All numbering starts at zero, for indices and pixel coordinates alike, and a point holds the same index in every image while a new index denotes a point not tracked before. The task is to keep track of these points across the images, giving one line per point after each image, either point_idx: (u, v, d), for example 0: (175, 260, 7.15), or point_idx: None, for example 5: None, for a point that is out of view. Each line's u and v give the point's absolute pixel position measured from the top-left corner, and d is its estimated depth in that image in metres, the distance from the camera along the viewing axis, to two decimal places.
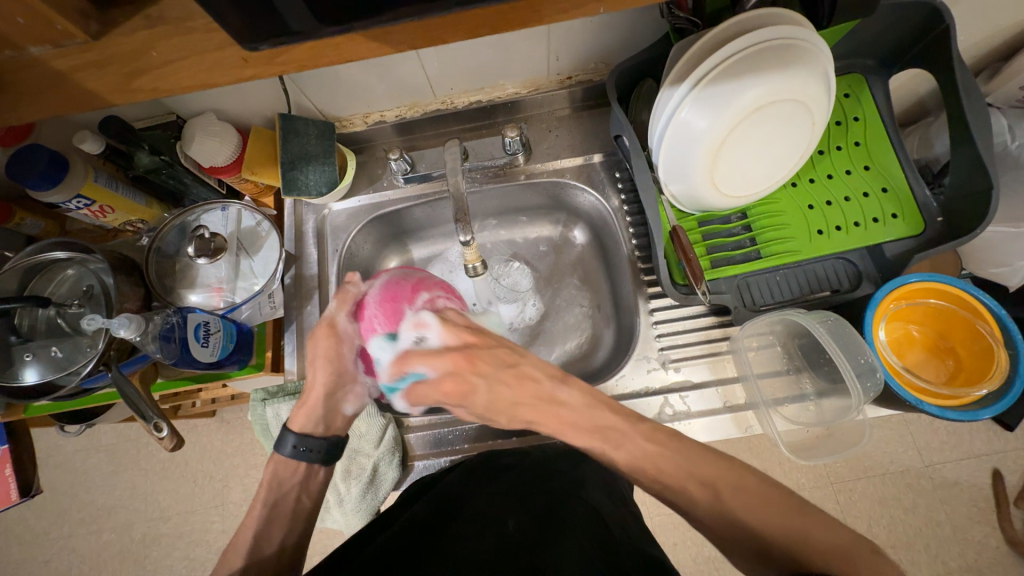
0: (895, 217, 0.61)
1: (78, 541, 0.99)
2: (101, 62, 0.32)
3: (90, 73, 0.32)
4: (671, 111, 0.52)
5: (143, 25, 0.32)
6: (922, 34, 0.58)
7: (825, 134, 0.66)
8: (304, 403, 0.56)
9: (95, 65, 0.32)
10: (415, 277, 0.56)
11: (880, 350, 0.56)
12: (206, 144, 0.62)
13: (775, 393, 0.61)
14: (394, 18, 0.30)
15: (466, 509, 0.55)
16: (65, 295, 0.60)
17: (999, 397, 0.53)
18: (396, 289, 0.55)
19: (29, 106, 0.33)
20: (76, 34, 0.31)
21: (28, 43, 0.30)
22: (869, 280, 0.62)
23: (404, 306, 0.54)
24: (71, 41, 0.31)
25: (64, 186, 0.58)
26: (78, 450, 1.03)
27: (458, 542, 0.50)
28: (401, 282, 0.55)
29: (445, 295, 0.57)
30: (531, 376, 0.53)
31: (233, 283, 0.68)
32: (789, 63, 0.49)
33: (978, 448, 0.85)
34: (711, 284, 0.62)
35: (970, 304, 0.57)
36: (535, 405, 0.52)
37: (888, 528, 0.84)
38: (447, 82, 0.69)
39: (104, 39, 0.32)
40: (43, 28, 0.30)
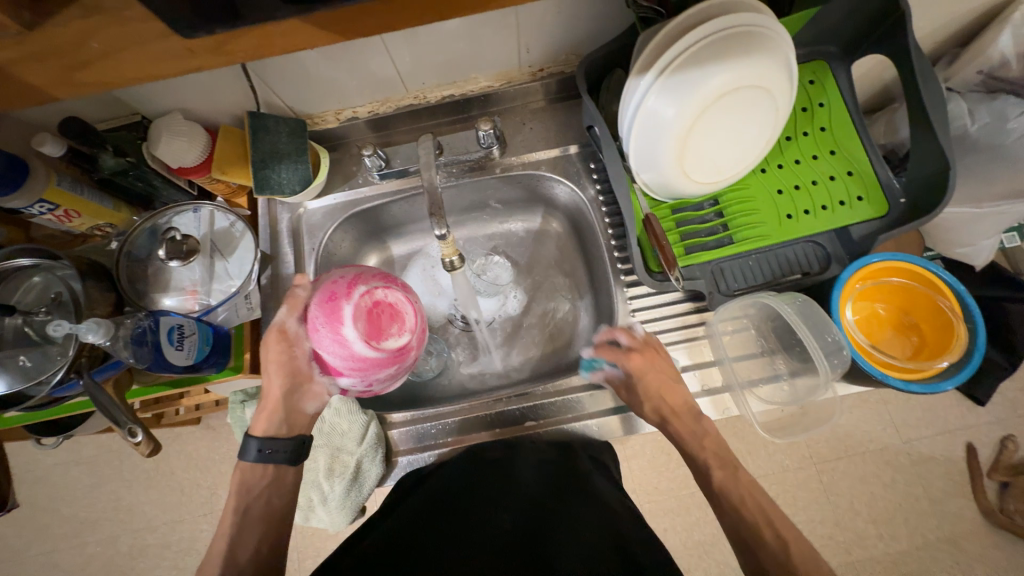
0: (860, 199, 0.63)
1: (61, 556, 0.97)
2: (40, 54, 0.31)
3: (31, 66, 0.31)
4: (638, 100, 0.53)
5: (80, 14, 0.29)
6: (881, 20, 0.59)
7: (792, 120, 0.67)
8: (264, 406, 0.56)
9: (33, 57, 0.31)
10: (354, 272, 0.53)
11: (848, 329, 0.58)
12: (174, 144, 0.61)
13: (750, 374, 0.63)
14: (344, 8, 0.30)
15: (463, 508, 0.58)
16: (33, 303, 0.57)
17: (959, 368, 0.55)
18: (333, 288, 0.52)
19: None
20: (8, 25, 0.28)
21: None
22: (838, 261, 0.63)
23: (342, 303, 0.50)
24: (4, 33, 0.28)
25: (26, 191, 0.56)
26: (58, 464, 1.00)
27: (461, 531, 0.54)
28: (339, 280, 0.52)
29: (388, 285, 0.53)
30: (683, 393, 0.60)
31: (208, 286, 0.67)
32: (751, 51, 0.50)
33: (951, 423, 0.89)
34: (685, 270, 0.63)
35: (932, 281, 0.60)
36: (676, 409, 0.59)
37: (869, 505, 0.86)
38: (419, 77, 0.68)
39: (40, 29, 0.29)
40: None
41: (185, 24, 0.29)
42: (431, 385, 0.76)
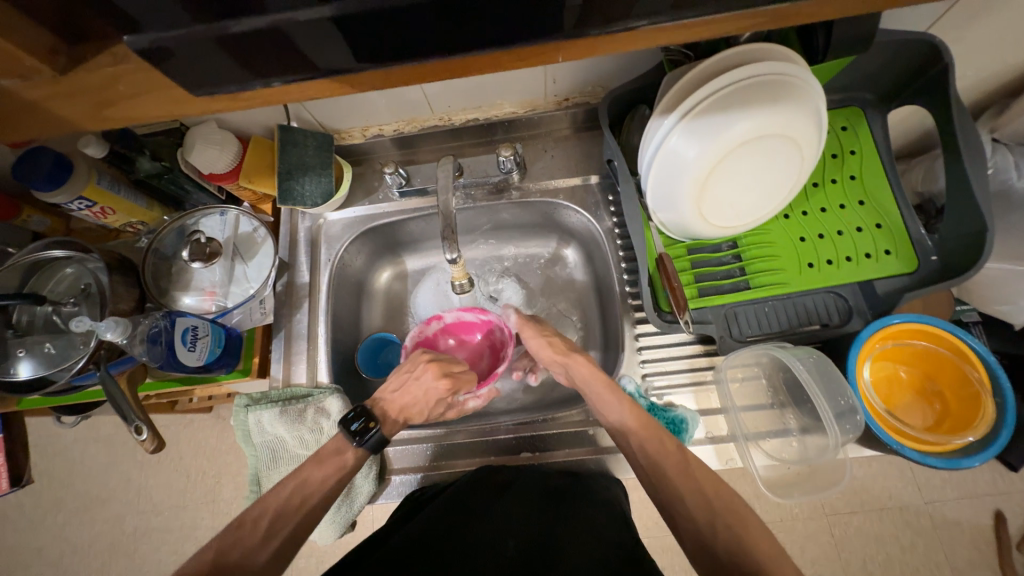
0: (887, 253, 0.61)
1: (71, 529, 1.00)
2: (71, 94, 0.31)
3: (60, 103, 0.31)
4: (659, 140, 0.52)
5: (109, 61, 0.30)
6: (922, 71, 0.57)
7: (820, 166, 0.66)
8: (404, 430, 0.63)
9: (65, 97, 0.31)
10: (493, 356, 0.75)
11: (864, 390, 0.55)
12: (207, 152, 0.63)
13: (757, 426, 0.61)
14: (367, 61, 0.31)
15: (462, 532, 0.54)
16: (63, 293, 0.60)
17: (986, 444, 0.52)
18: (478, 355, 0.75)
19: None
20: (42, 69, 0.29)
21: None
22: (860, 315, 0.61)
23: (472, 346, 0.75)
24: (38, 76, 0.29)
25: (67, 187, 0.59)
26: (77, 440, 1.03)
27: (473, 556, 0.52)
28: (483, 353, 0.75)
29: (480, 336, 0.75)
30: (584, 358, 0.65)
31: (227, 288, 0.69)
32: (777, 99, 0.49)
33: (980, 488, 0.77)
34: (696, 312, 0.61)
35: (959, 347, 0.56)
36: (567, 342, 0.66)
37: (883, 566, 0.76)
38: (445, 99, 0.70)
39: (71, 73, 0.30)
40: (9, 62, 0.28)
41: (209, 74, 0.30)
42: None
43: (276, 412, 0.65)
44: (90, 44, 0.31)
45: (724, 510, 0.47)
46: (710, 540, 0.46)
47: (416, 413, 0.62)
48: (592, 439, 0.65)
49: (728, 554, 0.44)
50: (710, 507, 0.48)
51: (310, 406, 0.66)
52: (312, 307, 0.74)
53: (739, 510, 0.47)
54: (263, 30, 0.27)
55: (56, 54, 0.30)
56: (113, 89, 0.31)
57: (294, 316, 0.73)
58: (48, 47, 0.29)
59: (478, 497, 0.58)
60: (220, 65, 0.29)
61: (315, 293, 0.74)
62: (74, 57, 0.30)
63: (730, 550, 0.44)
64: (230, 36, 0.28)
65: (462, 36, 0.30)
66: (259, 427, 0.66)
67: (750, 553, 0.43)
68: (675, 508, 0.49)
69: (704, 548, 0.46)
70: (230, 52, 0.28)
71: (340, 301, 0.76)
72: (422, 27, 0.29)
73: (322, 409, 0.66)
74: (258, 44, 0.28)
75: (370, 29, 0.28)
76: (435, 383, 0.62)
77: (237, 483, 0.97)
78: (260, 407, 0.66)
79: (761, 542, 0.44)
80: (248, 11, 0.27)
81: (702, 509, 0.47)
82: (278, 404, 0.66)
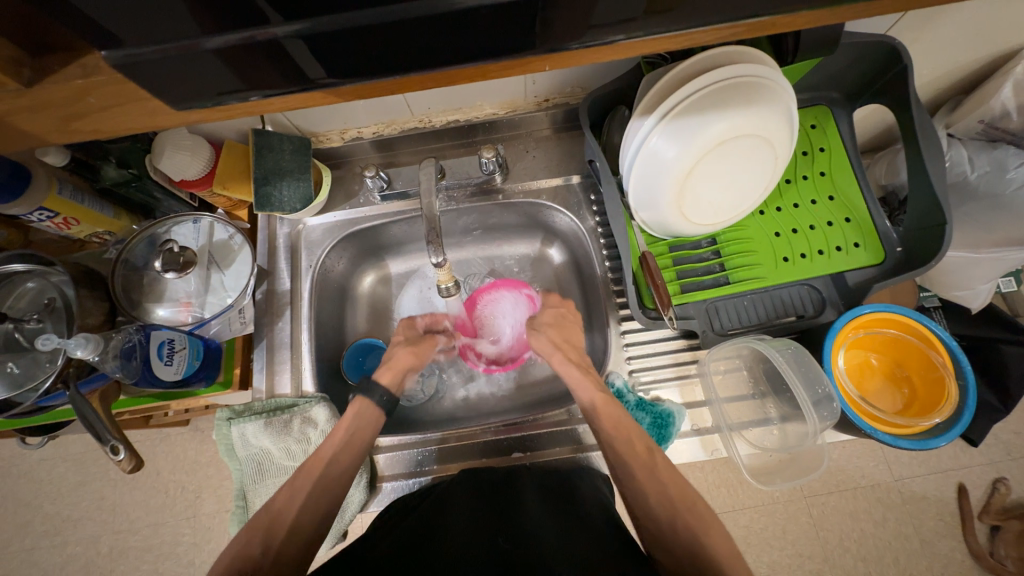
0: (857, 246, 0.63)
1: (41, 554, 0.95)
2: (34, 108, 0.31)
3: (26, 117, 0.31)
4: (640, 140, 0.53)
5: (78, 73, 0.29)
6: (884, 70, 0.59)
7: (792, 163, 0.68)
8: (389, 363, 0.67)
9: (27, 110, 0.31)
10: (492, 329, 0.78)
11: (839, 378, 0.58)
12: (176, 158, 0.61)
13: (740, 417, 0.62)
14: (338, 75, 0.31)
15: (458, 525, 0.54)
16: (25, 309, 0.56)
17: (951, 426, 0.55)
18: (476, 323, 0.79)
19: None
20: (6, 82, 0.29)
21: None
22: (833, 306, 0.63)
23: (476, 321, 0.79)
24: (2, 89, 0.29)
25: (26, 199, 0.55)
26: (44, 460, 0.98)
27: (448, 548, 0.50)
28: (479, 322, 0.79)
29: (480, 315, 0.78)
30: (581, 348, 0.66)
31: (202, 298, 0.67)
32: (752, 101, 0.50)
33: (945, 463, 0.82)
34: (679, 308, 0.63)
35: (924, 334, 0.59)
36: (574, 343, 0.66)
37: (858, 542, 0.79)
38: (425, 102, 0.69)
39: (37, 88, 0.30)
40: None
41: (177, 87, 0.30)
42: (422, 408, 0.77)
43: (261, 424, 0.64)
44: (57, 55, 0.30)
45: (687, 511, 0.51)
46: (673, 540, 0.49)
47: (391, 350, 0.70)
48: (572, 437, 0.66)
49: (687, 555, 0.48)
50: (673, 507, 0.51)
51: (296, 416, 0.65)
52: (294, 315, 0.72)
53: (702, 513, 0.51)
54: (238, 45, 0.28)
55: (20, 66, 0.29)
56: (83, 101, 0.31)
57: (275, 325, 0.72)
58: (11, 60, 0.28)
59: (463, 502, 0.57)
60: (187, 81, 0.29)
61: (297, 301, 0.73)
62: (40, 69, 0.30)
63: (690, 555, 0.48)
64: (205, 51, 0.27)
65: (433, 47, 0.30)
66: (243, 441, 0.64)
67: (709, 556, 0.47)
68: (637, 502, 0.53)
69: (662, 543, 0.50)
70: (206, 66, 0.28)
71: (323, 308, 0.75)
72: (399, 41, 0.29)
73: (308, 419, 0.65)
74: (229, 57, 0.28)
75: (345, 44, 0.29)
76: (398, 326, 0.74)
77: (219, 496, 0.94)
78: (243, 419, 0.64)
79: (718, 542, 0.49)
80: (220, 25, 0.27)
81: (665, 508, 0.51)
82: (263, 416, 0.64)
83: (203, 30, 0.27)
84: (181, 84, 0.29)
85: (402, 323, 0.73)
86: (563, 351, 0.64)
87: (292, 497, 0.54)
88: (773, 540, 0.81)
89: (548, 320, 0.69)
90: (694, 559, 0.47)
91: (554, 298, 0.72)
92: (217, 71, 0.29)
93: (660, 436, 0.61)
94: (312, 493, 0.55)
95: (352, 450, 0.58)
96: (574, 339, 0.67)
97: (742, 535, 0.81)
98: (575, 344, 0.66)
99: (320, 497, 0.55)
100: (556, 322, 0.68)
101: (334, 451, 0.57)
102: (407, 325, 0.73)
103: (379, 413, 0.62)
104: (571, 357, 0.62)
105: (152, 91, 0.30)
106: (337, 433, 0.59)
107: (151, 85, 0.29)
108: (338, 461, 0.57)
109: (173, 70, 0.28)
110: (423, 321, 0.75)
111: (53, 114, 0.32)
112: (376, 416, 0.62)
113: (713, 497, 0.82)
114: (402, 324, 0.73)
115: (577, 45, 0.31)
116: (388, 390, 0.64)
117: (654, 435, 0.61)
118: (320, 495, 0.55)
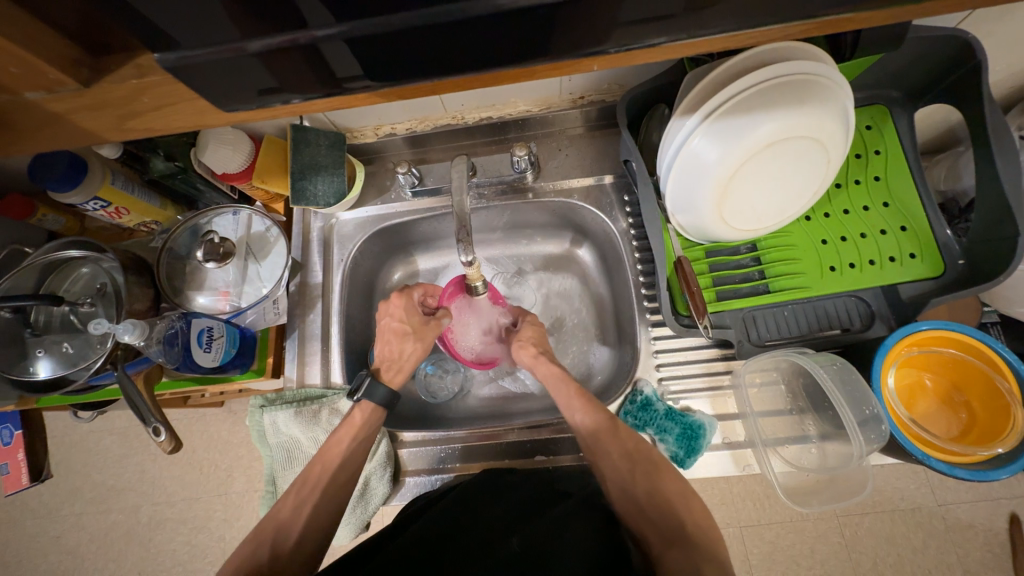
0: (913, 257, 0.59)
1: (88, 519, 1.02)
2: (94, 106, 0.32)
3: (85, 116, 0.33)
4: (681, 141, 0.51)
5: (133, 74, 0.30)
6: (953, 68, 0.55)
7: (844, 166, 0.64)
8: (400, 364, 0.67)
9: (87, 107, 0.32)
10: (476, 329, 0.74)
11: (888, 398, 0.54)
12: (220, 152, 0.63)
13: (775, 432, 0.60)
14: (378, 77, 0.31)
15: (464, 518, 0.54)
16: (80, 293, 0.59)
17: (1014, 458, 0.50)
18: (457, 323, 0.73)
19: (27, 143, 0.35)
20: (67, 82, 0.30)
21: (24, 89, 0.29)
22: (882, 320, 0.59)
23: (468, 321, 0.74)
24: (64, 88, 0.30)
25: (83, 188, 0.58)
26: (93, 432, 1.04)
27: (462, 543, 0.51)
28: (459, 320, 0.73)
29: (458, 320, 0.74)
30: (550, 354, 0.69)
31: (240, 288, 0.69)
32: (805, 101, 0.47)
33: (997, 490, 0.76)
34: (714, 316, 0.60)
35: (988, 356, 0.55)
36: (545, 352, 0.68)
37: (894, 567, 0.75)
38: (458, 99, 0.68)
39: (97, 86, 0.31)
40: (37, 77, 0.29)
41: (221, 93, 0.30)
42: (446, 405, 0.77)
43: (291, 414, 0.65)
44: (115, 55, 0.31)
45: (642, 460, 0.55)
46: (632, 487, 0.54)
47: (396, 342, 0.67)
48: (577, 445, 0.65)
49: (645, 495, 0.53)
50: (632, 460, 0.56)
51: (325, 407, 0.67)
52: (325, 308, 0.74)
53: (655, 461, 0.55)
54: (280, 47, 0.28)
55: (80, 66, 0.30)
56: (138, 99, 0.32)
57: (307, 317, 0.73)
58: (72, 61, 0.29)
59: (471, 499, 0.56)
60: (231, 86, 0.30)
61: (328, 294, 0.74)
62: (98, 70, 0.31)
63: (647, 492, 0.54)
64: (249, 54, 0.28)
65: (471, 49, 0.29)
66: (274, 428, 0.66)
67: (664, 496, 0.53)
68: (603, 462, 0.57)
69: (626, 493, 0.54)
70: (250, 68, 0.29)
71: (352, 301, 0.76)
72: (440, 42, 0.29)
73: (336, 410, 0.67)
74: (272, 60, 0.29)
75: (385, 47, 0.29)
76: (393, 305, 0.69)
77: (249, 477, 0.98)
78: (275, 408, 0.66)
79: (670, 483, 0.54)
80: (267, 28, 0.27)
81: (624, 461, 0.55)
82: (294, 406, 0.66)
83: (250, 33, 0.27)
84: (229, 84, 0.30)
85: (400, 304, 0.68)
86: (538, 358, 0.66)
87: (296, 508, 0.56)
88: (801, 559, 0.77)
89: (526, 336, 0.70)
90: (653, 505, 0.52)
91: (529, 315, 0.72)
92: (259, 74, 0.29)
93: (689, 448, 0.59)
94: (319, 502, 0.57)
95: (361, 453, 0.60)
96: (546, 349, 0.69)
97: (767, 551, 0.78)
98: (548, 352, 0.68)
99: (321, 517, 0.56)
100: (534, 338, 0.69)
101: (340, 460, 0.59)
102: (405, 304, 0.69)
103: (378, 409, 0.62)
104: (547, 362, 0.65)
105: (200, 90, 0.30)
106: (343, 441, 0.59)
107: (198, 86, 0.30)
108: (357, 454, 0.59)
109: (220, 74, 0.29)
110: (417, 295, 0.71)
111: (111, 112, 0.33)
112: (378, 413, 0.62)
113: (739, 510, 0.79)
114: (402, 303, 0.68)
115: (618, 48, 0.30)
116: (394, 389, 0.65)
117: (683, 447, 0.59)
118: (329, 502, 0.57)
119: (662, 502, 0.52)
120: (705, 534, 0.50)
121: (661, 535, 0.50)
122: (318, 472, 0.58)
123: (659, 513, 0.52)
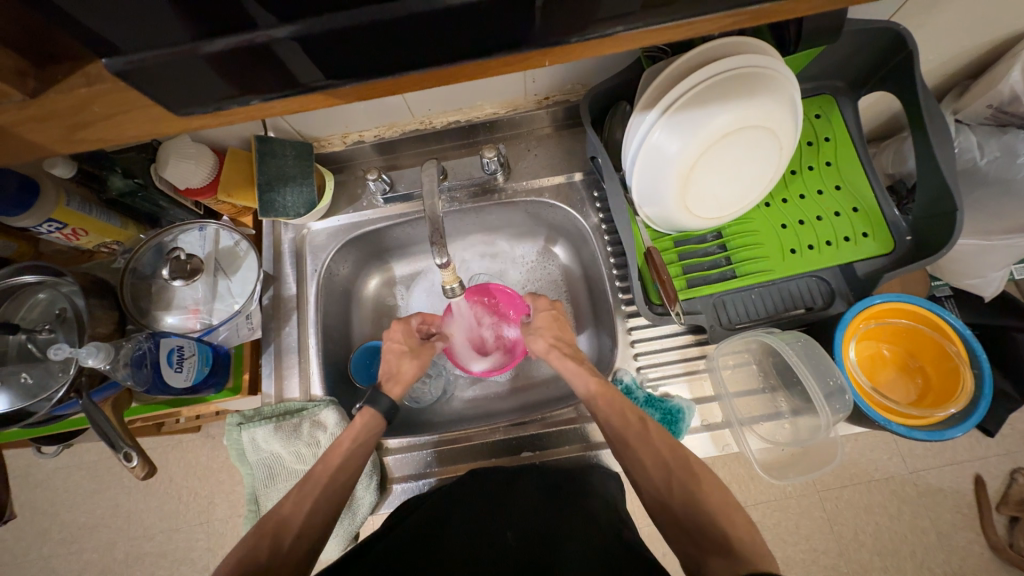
0: (866, 236, 0.63)
1: (59, 561, 0.96)
2: (40, 117, 0.31)
3: (32, 128, 0.32)
4: (642, 135, 0.53)
5: (81, 82, 0.30)
6: (889, 57, 0.59)
7: (797, 154, 0.67)
8: (395, 376, 0.66)
9: (33, 120, 0.31)
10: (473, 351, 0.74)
11: (850, 370, 0.57)
12: (182, 167, 0.61)
13: (751, 411, 0.62)
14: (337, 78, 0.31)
15: (464, 521, 0.54)
16: (37, 320, 0.57)
17: (967, 416, 0.54)
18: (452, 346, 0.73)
19: None
20: (10, 93, 0.29)
21: None
22: (842, 297, 0.63)
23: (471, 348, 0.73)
24: (7, 101, 0.29)
25: (35, 211, 0.56)
26: (59, 468, 0.99)
27: (462, 544, 0.51)
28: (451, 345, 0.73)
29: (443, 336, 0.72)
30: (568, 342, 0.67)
31: (211, 304, 0.67)
32: (755, 92, 0.50)
33: (960, 454, 0.80)
34: (686, 303, 0.63)
35: (937, 324, 0.58)
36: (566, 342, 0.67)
37: (874, 535, 0.78)
38: (425, 104, 0.69)
39: (42, 97, 0.30)
40: None
41: (175, 100, 0.30)
42: (430, 410, 0.77)
43: (271, 429, 0.64)
44: (60, 65, 0.30)
45: (678, 468, 0.52)
46: (667, 497, 0.50)
47: (394, 359, 0.67)
48: (582, 435, 0.66)
49: (682, 505, 0.49)
50: (667, 468, 0.52)
51: (305, 420, 0.65)
52: (301, 320, 0.73)
53: (694, 470, 0.51)
54: (233, 49, 0.28)
55: (24, 76, 0.29)
56: (88, 110, 0.31)
57: (282, 330, 0.72)
58: (15, 71, 0.29)
59: (460, 497, 0.57)
60: (184, 91, 0.30)
61: (303, 305, 0.73)
62: (44, 79, 0.30)
63: (684, 502, 0.49)
64: (202, 56, 0.28)
65: (426, 48, 0.30)
66: (254, 446, 0.64)
67: (703, 506, 0.48)
68: (637, 473, 0.53)
69: (663, 505, 0.50)
70: (203, 72, 0.29)
71: (329, 311, 0.76)
72: (394, 41, 0.29)
73: (318, 421, 0.66)
74: (224, 62, 0.28)
75: (341, 46, 0.29)
76: (392, 330, 0.69)
77: (232, 502, 0.95)
78: (253, 424, 0.64)
79: (711, 494, 0.49)
80: (216, 29, 0.27)
81: (659, 471, 0.52)
82: (273, 421, 0.65)
83: (198, 35, 0.27)
84: (182, 89, 0.30)
85: (399, 328, 0.69)
86: (559, 349, 0.64)
87: (295, 506, 0.54)
88: (787, 535, 0.80)
89: (543, 323, 0.69)
90: (691, 515, 0.48)
91: (543, 301, 0.70)
92: (211, 76, 0.29)
93: (671, 432, 0.60)
94: (319, 499, 0.55)
95: (359, 457, 0.59)
96: (567, 339, 0.67)
97: (755, 530, 0.80)
98: (570, 343, 0.67)
99: (319, 518, 0.54)
100: (550, 325, 0.68)
101: (339, 460, 0.58)
102: (404, 329, 0.70)
103: (383, 418, 0.62)
104: (568, 353, 0.63)
105: (152, 96, 0.30)
106: (343, 442, 0.59)
107: (150, 92, 0.29)
108: (346, 464, 0.57)
109: (172, 79, 0.29)
110: (417, 322, 0.71)
111: (59, 124, 0.32)
112: (382, 421, 0.63)
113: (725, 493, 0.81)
114: (399, 329, 0.69)
115: (571, 42, 0.31)
116: (394, 397, 0.64)
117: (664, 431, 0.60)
118: (328, 498, 0.55)
119: (705, 514, 0.48)
120: (749, 547, 0.45)
121: (698, 544, 0.46)
122: (320, 472, 0.57)
123: (699, 527, 0.47)
